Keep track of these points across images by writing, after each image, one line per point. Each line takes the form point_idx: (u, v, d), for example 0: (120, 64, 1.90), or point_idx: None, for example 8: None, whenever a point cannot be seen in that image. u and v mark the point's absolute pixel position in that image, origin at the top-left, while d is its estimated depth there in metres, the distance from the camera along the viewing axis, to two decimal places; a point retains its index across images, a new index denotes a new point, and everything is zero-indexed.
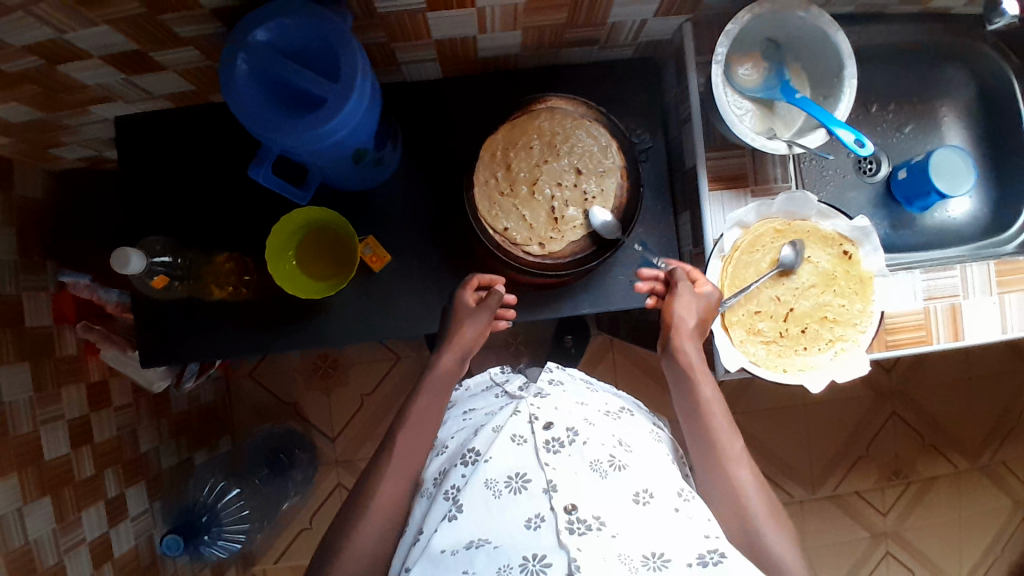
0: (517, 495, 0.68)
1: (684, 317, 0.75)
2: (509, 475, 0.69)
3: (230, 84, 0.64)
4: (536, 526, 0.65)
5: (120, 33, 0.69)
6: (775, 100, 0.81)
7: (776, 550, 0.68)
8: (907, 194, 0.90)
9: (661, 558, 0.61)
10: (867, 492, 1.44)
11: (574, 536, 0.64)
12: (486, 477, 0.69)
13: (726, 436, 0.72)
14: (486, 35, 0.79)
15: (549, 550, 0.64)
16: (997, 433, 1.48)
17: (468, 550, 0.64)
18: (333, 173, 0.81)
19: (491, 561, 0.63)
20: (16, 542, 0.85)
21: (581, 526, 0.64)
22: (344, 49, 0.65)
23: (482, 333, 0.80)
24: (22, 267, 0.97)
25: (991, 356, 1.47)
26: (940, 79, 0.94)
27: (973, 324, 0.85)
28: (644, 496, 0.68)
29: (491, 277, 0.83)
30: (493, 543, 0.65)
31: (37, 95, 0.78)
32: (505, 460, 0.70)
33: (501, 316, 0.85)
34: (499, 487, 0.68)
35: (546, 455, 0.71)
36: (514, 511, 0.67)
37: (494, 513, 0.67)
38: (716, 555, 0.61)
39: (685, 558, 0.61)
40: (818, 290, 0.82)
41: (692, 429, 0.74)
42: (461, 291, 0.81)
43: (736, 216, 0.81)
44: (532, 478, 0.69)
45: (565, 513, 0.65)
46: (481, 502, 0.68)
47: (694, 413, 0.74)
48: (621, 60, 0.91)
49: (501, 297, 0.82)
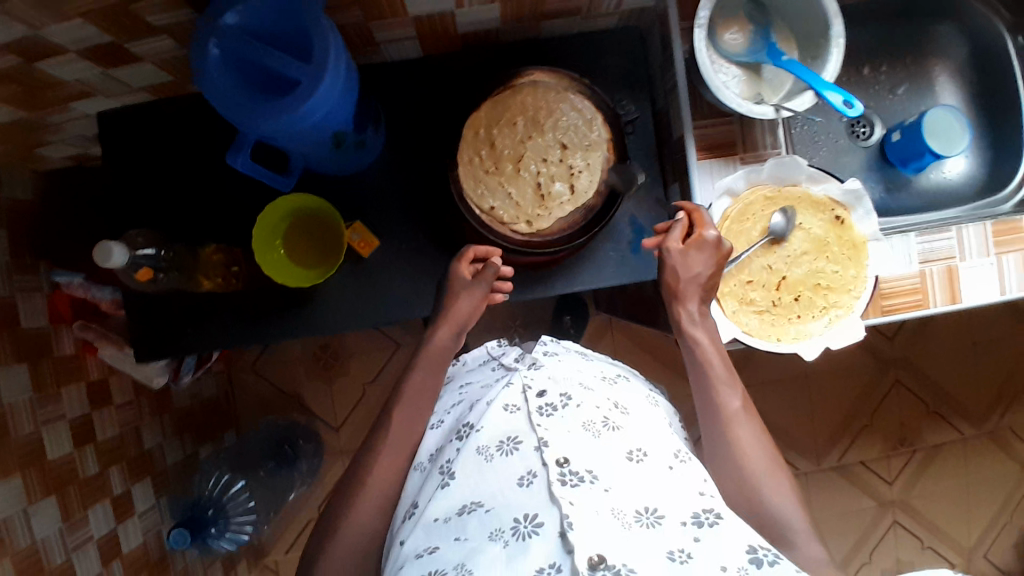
0: (509, 456, 0.67)
1: (693, 271, 0.74)
2: (502, 440, 0.69)
3: (203, 71, 0.63)
4: (528, 483, 0.64)
5: (93, 26, 0.68)
6: (762, 64, 0.79)
7: (782, 513, 0.67)
8: (901, 157, 0.88)
9: (654, 514, 0.61)
10: (873, 461, 1.44)
11: (565, 488, 0.62)
12: (478, 444, 0.69)
13: (728, 396, 0.72)
14: (463, 8, 0.78)
15: (541, 509, 0.61)
16: (1003, 398, 1.47)
17: (460, 516, 0.63)
18: (315, 158, 0.80)
19: (482, 525, 0.62)
20: (23, 543, 0.86)
21: (573, 478, 0.63)
22: (316, 29, 0.63)
23: (478, 307, 0.80)
24: (14, 268, 0.97)
25: (994, 319, 1.45)
26: (930, 37, 0.92)
27: (971, 286, 0.84)
28: (638, 454, 0.68)
29: (486, 249, 0.80)
30: (485, 507, 0.64)
31: (17, 95, 0.78)
32: (499, 426, 0.70)
33: (497, 289, 0.84)
34: (491, 452, 0.68)
35: (538, 417, 0.70)
36: (507, 472, 0.66)
37: (486, 477, 0.66)
38: (712, 516, 0.60)
39: (680, 516, 0.61)
40: (811, 257, 0.81)
41: (700, 394, 0.74)
42: (455, 265, 0.80)
43: (725, 183, 0.80)
44: (524, 439, 0.69)
45: (557, 467, 0.64)
46: (474, 468, 0.67)
47: (698, 375, 0.74)
48: (604, 31, 0.90)
49: (497, 269, 0.80)
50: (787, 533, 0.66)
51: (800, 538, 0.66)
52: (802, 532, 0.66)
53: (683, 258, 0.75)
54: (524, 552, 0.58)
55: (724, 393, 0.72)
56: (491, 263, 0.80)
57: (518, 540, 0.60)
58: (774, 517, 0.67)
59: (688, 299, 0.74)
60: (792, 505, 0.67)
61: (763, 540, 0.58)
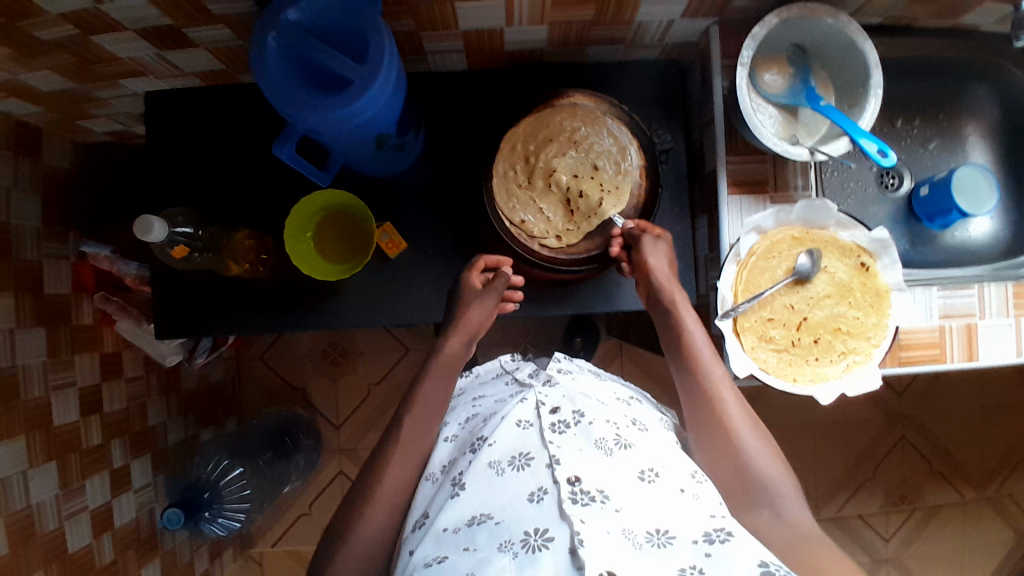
0: (520, 472, 0.68)
1: (658, 261, 0.83)
2: (513, 455, 0.70)
3: (260, 60, 0.65)
4: (539, 499, 0.65)
5: (155, 7, 0.70)
6: (800, 107, 0.81)
7: (768, 475, 0.71)
8: (928, 211, 0.89)
9: (665, 535, 0.61)
10: (872, 516, 1.43)
11: (576, 506, 0.62)
12: (489, 458, 0.70)
13: (712, 368, 0.77)
14: (513, 27, 0.80)
15: (551, 523, 0.62)
16: (1006, 464, 1.46)
17: (470, 527, 0.64)
18: (356, 157, 0.81)
19: (492, 537, 0.62)
20: (19, 505, 0.87)
21: (584, 497, 0.63)
22: (373, 33, 0.65)
23: (489, 316, 0.85)
24: (44, 234, 0.99)
25: (1005, 384, 1.45)
26: (968, 97, 0.92)
27: (989, 345, 0.84)
28: (649, 475, 0.68)
29: (497, 258, 0.87)
30: (494, 520, 0.64)
31: (70, 65, 0.80)
32: (511, 442, 0.71)
33: (508, 299, 0.89)
34: (502, 466, 0.69)
35: (551, 434, 0.71)
36: (518, 486, 0.67)
37: (497, 490, 0.67)
38: (723, 533, 0.61)
39: (691, 536, 0.61)
40: (833, 301, 0.81)
41: (683, 370, 0.79)
42: (467, 277, 0.85)
43: (754, 221, 0.80)
44: (536, 456, 0.69)
45: (569, 485, 0.64)
46: (484, 481, 0.68)
47: (680, 346, 0.79)
48: (646, 61, 0.91)
49: (507, 278, 0.86)
50: (774, 494, 0.70)
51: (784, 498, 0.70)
52: (790, 496, 0.70)
53: (651, 248, 0.83)
54: (534, 564, 0.58)
55: (708, 367, 0.77)
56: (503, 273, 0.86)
57: (528, 553, 0.60)
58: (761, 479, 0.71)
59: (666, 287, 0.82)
60: (776, 468, 0.72)
61: (775, 557, 0.58)
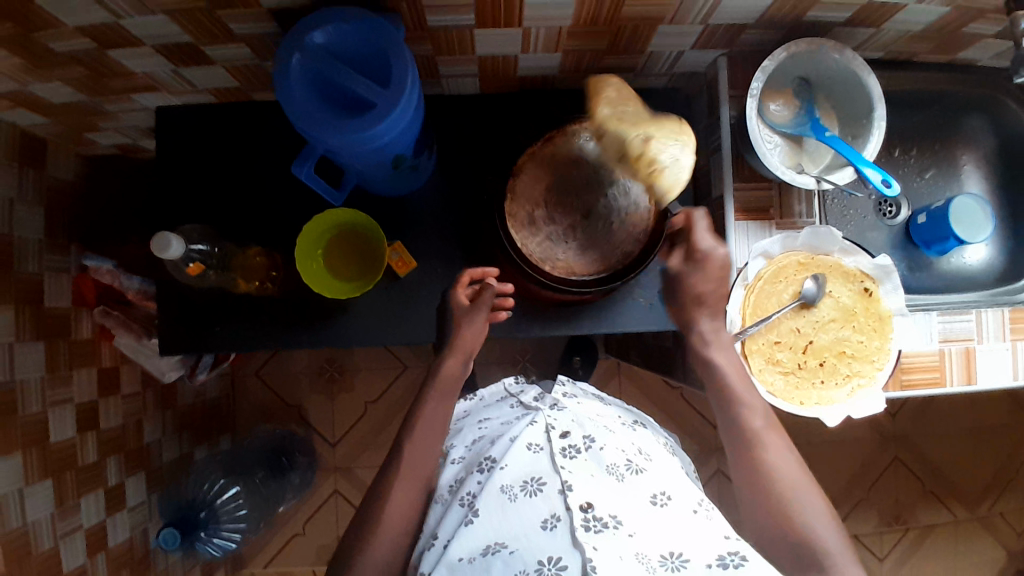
0: (533, 497, 0.68)
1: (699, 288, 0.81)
2: (525, 479, 0.70)
3: (283, 81, 0.66)
4: (552, 526, 0.65)
5: (177, 25, 0.70)
6: (805, 137, 0.83)
7: (819, 536, 0.68)
8: (925, 238, 0.92)
9: (680, 558, 0.60)
10: (866, 536, 1.44)
11: (589, 534, 0.63)
12: (501, 483, 0.70)
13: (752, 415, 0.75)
14: (528, 54, 0.82)
15: (564, 551, 0.63)
16: (996, 485, 1.48)
17: (484, 556, 0.64)
18: (372, 176, 0.82)
19: (507, 567, 0.63)
20: (15, 524, 0.85)
21: (597, 524, 0.64)
22: (396, 58, 0.67)
23: (481, 332, 0.85)
24: (46, 247, 0.98)
25: (994, 406, 1.48)
26: (962, 129, 0.96)
27: (987, 369, 0.87)
28: (661, 499, 0.69)
29: (482, 270, 0.87)
30: (508, 548, 0.64)
31: (84, 78, 0.80)
32: (521, 466, 0.71)
33: (501, 306, 0.89)
34: (514, 491, 0.69)
35: (561, 459, 0.72)
36: (530, 513, 0.67)
37: (510, 518, 0.67)
38: (737, 558, 0.60)
39: (705, 559, 0.60)
40: (838, 325, 0.83)
41: (724, 419, 0.77)
42: (453, 296, 0.85)
43: (762, 247, 0.82)
44: (548, 481, 0.69)
45: (581, 512, 0.65)
46: (497, 507, 0.68)
47: (719, 393, 0.77)
48: (654, 88, 0.94)
49: (495, 289, 0.86)
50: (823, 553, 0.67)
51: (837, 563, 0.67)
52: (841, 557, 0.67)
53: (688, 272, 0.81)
54: None
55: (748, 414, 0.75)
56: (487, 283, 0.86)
57: None
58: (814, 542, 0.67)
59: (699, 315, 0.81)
60: (828, 527, 0.68)
61: None
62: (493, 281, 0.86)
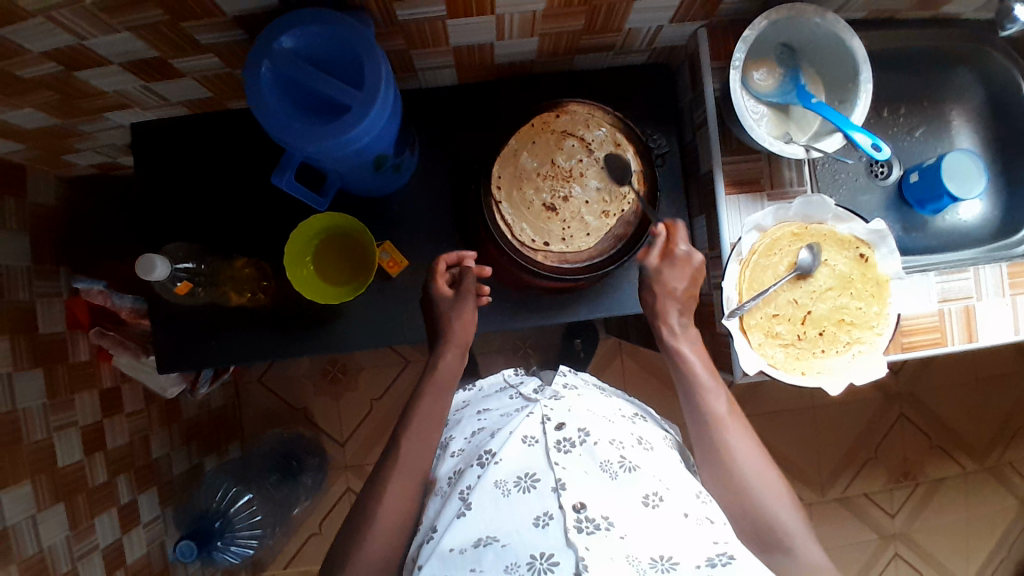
0: (526, 494, 0.69)
1: (670, 284, 0.81)
2: (519, 475, 0.71)
3: (255, 89, 0.64)
4: (544, 524, 0.66)
5: (141, 39, 0.68)
6: (791, 105, 0.82)
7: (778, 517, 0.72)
8: (919, 198, 0.91)
9: (669, 560, 0.61)
10: (876, 494, 1.45)
11: (582, 535, 0.63)
12: (495, 477, 0.70)
13: (716, 404, 0.78)
14: (504, 41, 0.80)
15: (557, 548, 0.63)
16: (1003, 434, 1.49)
17: (477, 548, 0.65)
18: (353, 178, 0.80)
19: (498, 559, 0.63)
20: (30, 550, 0.85)
21: (589, 525, 0.64)
22: (369, 58, 0.65)
23: (473, 318, 0.83)
24: (34, 273, 0.97)
25: (997, 356, 1.48)
26: (951, 84, 0.94)
27: (987, 325, 0.87)
28: (654, 499, 0.68)
29: (458, 254, 0.85)
30: (501, 542, 0.65)
31: (53, 101, 0.78)
32: (516, 461, 0.72)
33: (482, 292, 0.86)
34: (508, 487, 0.70)
35: (556, 454, 0.72)
36: (524, 510, 0.68)
37: (504, 512, 0.68)
38: (724, 557, 0.61)
39: (694, 561, 0.61)
40: (835, 293, 0.83)
41: (687, 406, 0.79)
42: (436, 287, 0.83)
43: (754, 220, 0.81)
44: (542, 477, 0.70)
45: (574, 512, 0.65)
46: (491, 503, 0.68)
47: (684, 381, 0.80)
48: (635, 65, 0.92)
49: (474, 276, 0.84)
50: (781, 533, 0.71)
51: (797, 540, 0.71)
52: (798, 534, 0.71)
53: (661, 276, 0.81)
54: None
55: (710, 402, 0.78)
56: (467, 268, 0.84)
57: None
58: (770, 517, 0.72)
59: (668, 314, 0.82)
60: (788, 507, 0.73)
61: None
62: (472, 265, 0.84)
